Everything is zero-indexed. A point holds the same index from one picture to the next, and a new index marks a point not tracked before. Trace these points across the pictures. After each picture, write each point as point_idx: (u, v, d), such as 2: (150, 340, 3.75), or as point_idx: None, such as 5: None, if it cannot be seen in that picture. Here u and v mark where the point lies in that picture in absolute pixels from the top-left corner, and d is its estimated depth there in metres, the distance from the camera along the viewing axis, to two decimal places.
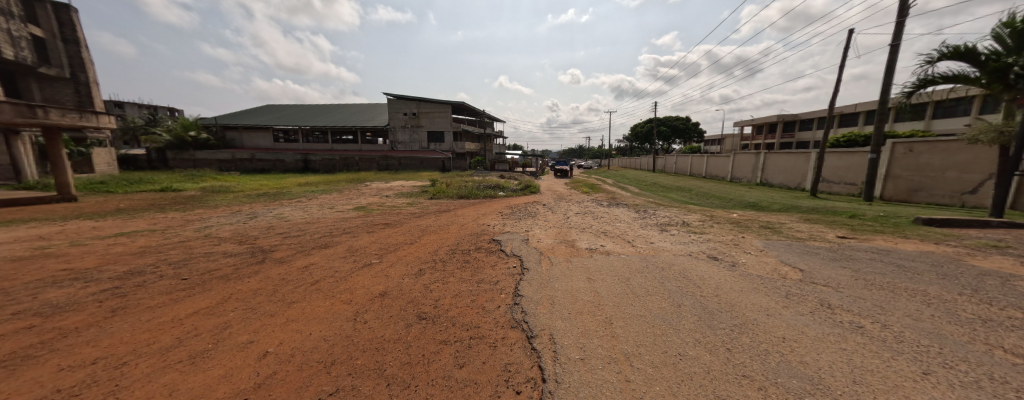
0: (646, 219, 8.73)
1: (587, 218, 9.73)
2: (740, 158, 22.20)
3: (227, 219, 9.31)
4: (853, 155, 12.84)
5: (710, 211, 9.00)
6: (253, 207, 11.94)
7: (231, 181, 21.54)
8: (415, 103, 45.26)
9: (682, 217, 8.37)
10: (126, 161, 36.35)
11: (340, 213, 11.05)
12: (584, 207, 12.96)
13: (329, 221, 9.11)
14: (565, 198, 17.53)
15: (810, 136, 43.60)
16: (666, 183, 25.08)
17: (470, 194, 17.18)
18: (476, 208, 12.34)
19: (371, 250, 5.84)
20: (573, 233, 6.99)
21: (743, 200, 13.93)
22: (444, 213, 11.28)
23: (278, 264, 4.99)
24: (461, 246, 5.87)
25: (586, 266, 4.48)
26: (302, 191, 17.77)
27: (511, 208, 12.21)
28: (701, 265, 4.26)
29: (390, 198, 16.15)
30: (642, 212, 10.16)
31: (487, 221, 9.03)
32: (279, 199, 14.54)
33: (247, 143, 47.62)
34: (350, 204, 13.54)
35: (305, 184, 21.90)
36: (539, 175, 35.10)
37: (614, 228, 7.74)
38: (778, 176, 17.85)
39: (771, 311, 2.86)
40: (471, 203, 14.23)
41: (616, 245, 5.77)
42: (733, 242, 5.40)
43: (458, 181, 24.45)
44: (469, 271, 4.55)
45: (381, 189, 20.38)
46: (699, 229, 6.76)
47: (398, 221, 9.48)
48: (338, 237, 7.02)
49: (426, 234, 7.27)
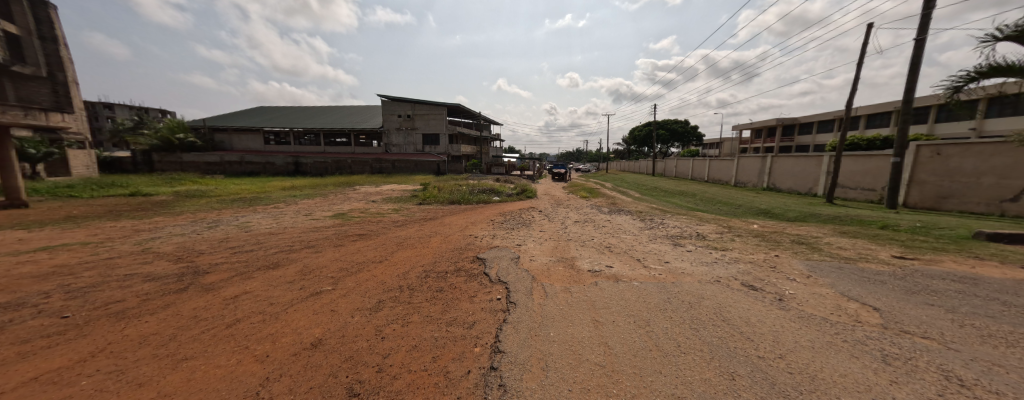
0: (654, 230, 7.76)
1: (587, 227, 8.79)
2: (744, 162, 21.37)
3: (182, 229, 8.26)
4: (872, 158, 11.98)
5: (724, 221, 8.06)
6: (221, 214, 10.90)
7: (211, 185, 20.43)
8: (409, 105, 44.28)
9: (695, 228, 7.41)
10: (108, 163, 35.13)
11: (314, 221, 10.01)
12: (583, 214, 11.97)
13: (298, 232, 8.10)
14: (563, 203, 16.55)
15: (811, 140, 43.03)
16: (667, 188, 24.23)
17: (462, 200, 16.19)
18: (466, 215, 11.33)
19: (329, 272, 4.80)
20: (572, 249, 6.01)
21: (753, 206, 13.02)
22: (430, 221, 10.28)
23: (201, 294, 3.93)
24: (438, 267, 4.83)
25: (590, 299, 3.46)
26: (282, 196, 16.76)
27: (504, 216, 11.21)
28: (741, 301, 3.28)
29: (376, 203, 15.16)
30: (648, 221, 9.21)
31: (476, 232, 8.01)
32: (255, 205, 13.54)
33: (237, 145, 46.48)
34: (330, 210, 12.51)
35: (290, 188, 20.84)
36: (536, 179, 34.15)
37: (619, 241, 6.78)
38: (787, 181, 16.98)
39: (879, 393, 1.87)
40: (461, 209, 13.23)
41: (624, 266, 4.79)
42: (767, 264, 4.43)
43: (451, 185, 23.43)
44: (440, 306, 3.51)
45: (369, 193, 19.32)
46: (718, 244, 5.80)
47: (376, 230, 8.45)
48: (296, 252, 5.97)
49: (402, 248, 6.24)
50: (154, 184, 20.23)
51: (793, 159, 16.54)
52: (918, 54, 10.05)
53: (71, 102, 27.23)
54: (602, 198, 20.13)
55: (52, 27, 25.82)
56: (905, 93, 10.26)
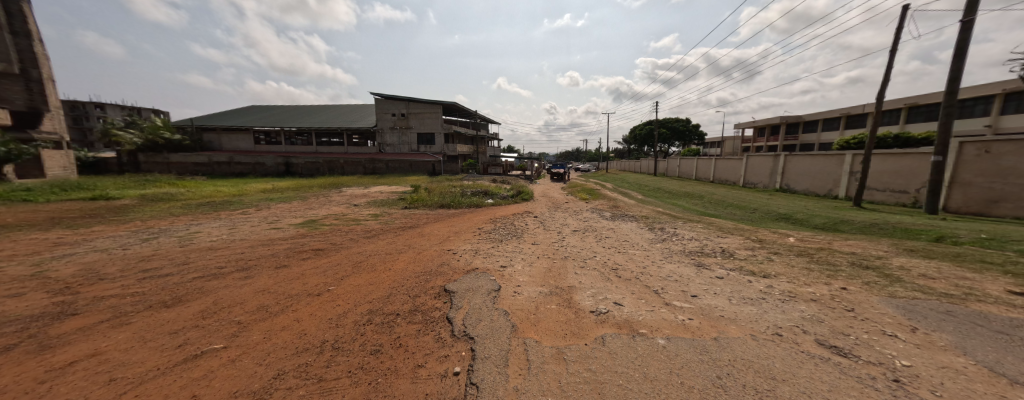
0: (667, 244, 6.53)
1: (588, 239, 7.54)
2: (754, 161, 20.15)
3: (110, 243, 7.01)
4: (904, 157, 10.77)
5: (750, 232, 6.80)
6: (172, 223, 9.61)
7: (186, 187, 19.09)
8: (404, 103, 43.04)
9: (718, 243, 6.15)
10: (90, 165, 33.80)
11: (276, 230, 8.77)
12: (583, 221, 10.71)
13: (244, 245, 6.81)
14: (561, 207, 15.31)
15: (814, 138, 41.89)
16: (671, 189, 23.00)
17: (451, 203, 14.92)
18: (451, 222, 10.05)
19: (240, 312, 3.52)
20: (570, 273, 4.74)
21: (771, 211, 11.83)
22: (409, 229, 9.00)
23: (24, 359, 2.67)
24: (388, 307, 3.55)
25: (597, 380, 2.20)
26: (256, 200, 15.50)
27: (493, 224, 9.92)
28: (840, 386, 2.02)
29: (357, 208, 13.94)
30: (658, 230, 7.99)
31: (455, 247, 6.74)
32: (220, 210, 12.27)
33: (227, 146, 45.22)
34: (301, 217, 11.22)
35: (270, 190, 19.65)
36: (534, 180, 32.91)
37: (627, 260, 5.53)
38: (802, 181, 15.78)
39: None
40: (448, 215, 11.96)
41: (638, 305, 3.53)
42: (838, 305, 3.17)
43: (443, 186, 22.24)
44: (363, 389, 2.25)
45: (353, 196, 18.03)
46: (756, 269, 4.52)
47: (343, 243, 7.22)
48: (220, 278, 4.72)
49: (359, 271, 4.97)
50: (127, 186, 18.95)
51: (810, 158, 15.32)
52: (964, 38, 8.82)
53: (46, 100, 25.85)
54: (603, 200, 18.90)
55: (24, 21, 24.33)
56: (948, 83, 9.05)
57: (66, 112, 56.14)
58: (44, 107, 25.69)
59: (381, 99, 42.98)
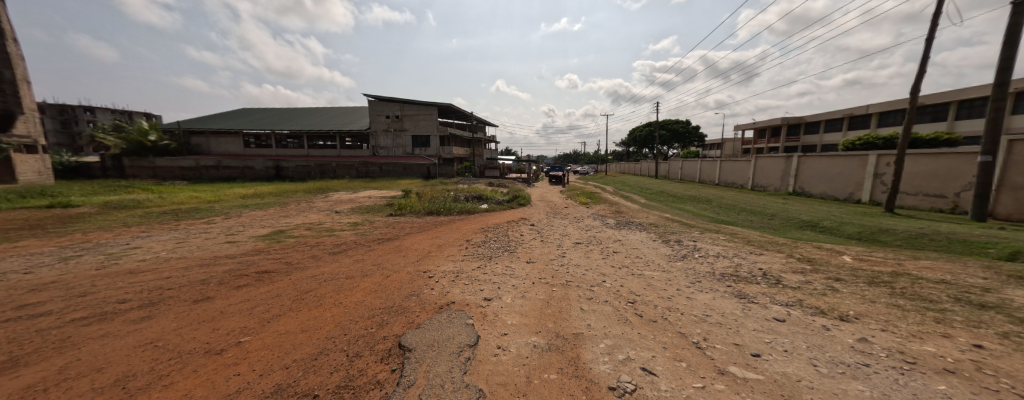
0: (691, 263, 5.36)
1: (593, 255, 6.37)
2: (763, 163, 19.12)
3: (17, 265, 5.80)
4: (941, 157, 9.74)
5: (790, 247, 5.64)
6: (115, 237, 8.37)
7: (159, 193, 17.84)
8: (397, 105, 41.90)
9: (754, 263, 5.01)
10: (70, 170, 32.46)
11: (232, 244, 7.59)
12: (585, 230, 9.54)
13: (176, 267, 5.58)
14: (560, 213, 14.13)
15: (816, 139, 41.06)
16: (675, 192, 21.97)
17: (440, 210, 13.75)
18: (436, 234, 8.84)
19: (83, 391, 2.33)
20: (573, 311, 3.58)
21: (792, 217, 10.74)
22: (386, 242, 7.81)
23: None
24: (306, 381, 2.37)
25: None
26: (229, 207, 14.26)
27: (484, 235, 8.76)
28: None
29: (338, 215, 12.78)
30: (675, 243, 6.83)
31: (434, 268, 5.54)
32: (181, 220, 11.04)
33: (216, 149, 43.95)
34: (269, 228, 10.00)
35: (250, 196, 18.40)
36: (531, 183, 31.80)
37: (644, 286, 4.38)
38: (818, 184, 14.74)
39: None
40: (435, 224, 10.77)
41: (679, 376, 2.35)
42: (1003, 386, 2.01)
43: (435, 191, 21.10)
44: None
45: (337, 202, 16.78)
46: (824, 306, 3.37)
47: (302, 262, 6.02)
48: (107, 320, 3.51)
49: (300, 307, 3.78)
50: (94, 192, 17.67)
51: (827, 159, 14.27)
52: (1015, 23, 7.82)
53: (18, 102, 24.49)
54: (604, 204, 17.85)
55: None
56: (996, 74, 8.03)
57: (55, 116, 54.56)
58: (17, 110, 24.36)
59: (374, 100, 41.87)
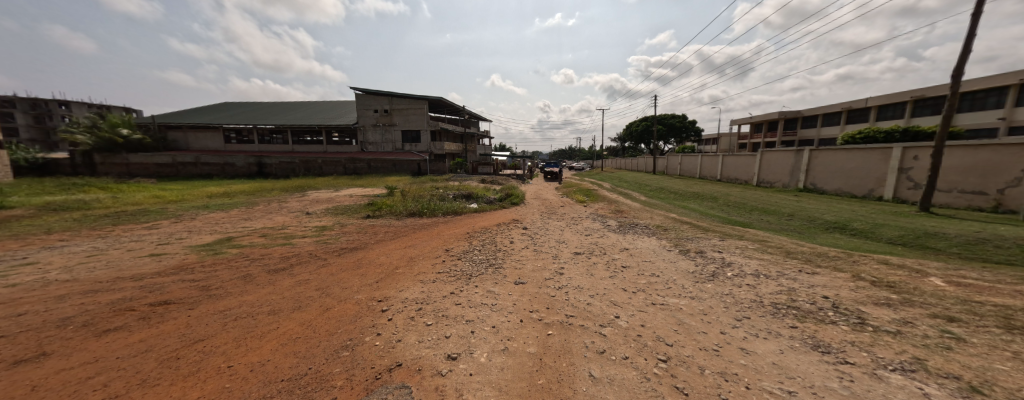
0: (726, 287, 4.13)
1: (597, 272, 5.10)
2: (770, 157, 18.06)
3: None
4: (983, 148, 8.67)
5: (846, 262, 4.45)
6: (18, 248, 6.88)
7: (115, 193, 16.13)
8: (386, 98, 40.15)
9: (810, 286, 3.81)
10: None
11: (154, 258, 6.15)
12: (584, 236, 8.29)
13: (48, 296, 4.18)
14: (556, 213, 12.87)
15: (814, 134, 40.42)
16: (677, 188, 20.91)
17: (423, 210, 12.40)
18: (411, 242, 7.54)
19: None
20: (578, 383, 2.34)
21: (816, 218, 9.61)
22: (348, 254, 6.48)
23: None
24: None
25: None
26: (187, 208, 12.74)
27: (468, 242, 7.50)
28: None
29: (308, 218, 11.41)
30: (695, 253, 5.62)
31: (394, 295, 4.22)
32: (118, 225, 9.48)
33: (195, 145, 41.81)
34: (218, 234, 8.58)
35: (219, 196, 16.85)
36: (526, 180, 30.54)
37: (674, 329, 3.15)
38: (833, 180, 13.71)
39: None
40: (414, 228, 9.44)
41: None
42: None
43: (423, 188, 19.74)
44: None
45: (312, 202, 15.32)
46: (971, 376, 2.15)
47: (227, 284, 4.67)
48: None
49: (159, 378, 2.46)
50: (45, 192, 15.97)
51: (843, 152, 13.22)
52: None
53: None
54: (603, 202, 16.69)
55: None
56: None
57: (27, 111, 51.40)
58: None
59: (361, 94, 40.11)
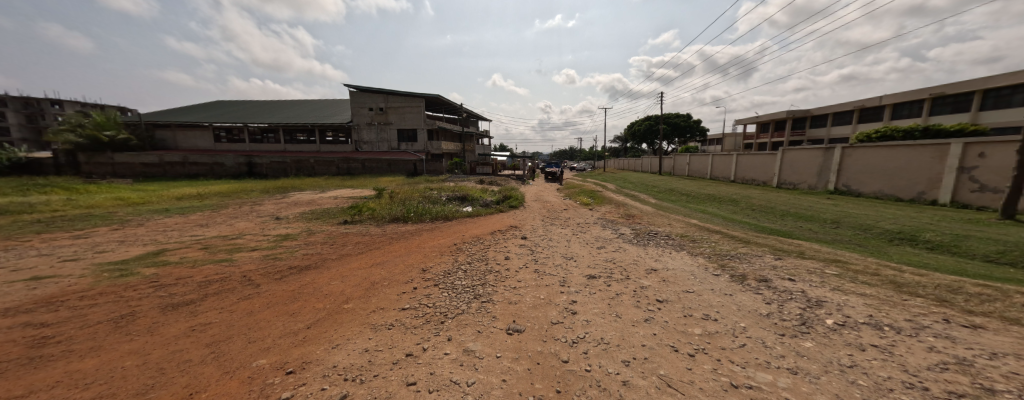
0: (840, 351, 2.60)
1: (626, 312, 3.60)
2: (792, 156, 16.56)
3: None
4: None
5: (1007, 304, 2.97)
6: None
7: (74, 195, 14.66)
8: (381, 96, 38.67)
9: (994, 358, 2.30)
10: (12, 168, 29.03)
11: (30, 283, 4.64)
12: (596, 249, 6.80)
13: None
14: (559, 219, 11.34)
15: (824, 133, 38.74)
16: (688, 190, 19.44)
17: (408, 215, 10.88)
18: (381, 258, 6.02)
19: None
20: None
21: (871, 226, 8.07)
22: (293, 277, 4.93)
23: None
24: None
25: None
26: (142, 213, 11.27)
27: (453, 260, 6.02)
28: None
29: (277, 224, 9.96)
30: (757, 280, 4.11)
31: (319, 359, 2.70)
32: (41, 233, 7.98)
33: (184, 144, 40.44)
34: (153, 246, 7.12)
35: (189, 198, 15.41)
36: (526, 181, 29.04)
37: None
38: (873, 181, 12.19)
39: None
40: (392, 238, 7.97)
41: None
42: None
43: (414, 190, 18.27)
44: None
45: (290, 205, 13.86)
46: None
47: (78, 337, 3.11)
48: None
49: None
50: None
51: (885, 150, 11.72)
52: None
53: None
54: (609, 205, 15.26)
55: None
56: None
57: (19, 110, 49.60)
58: None
59: (356, 92, 38.67)
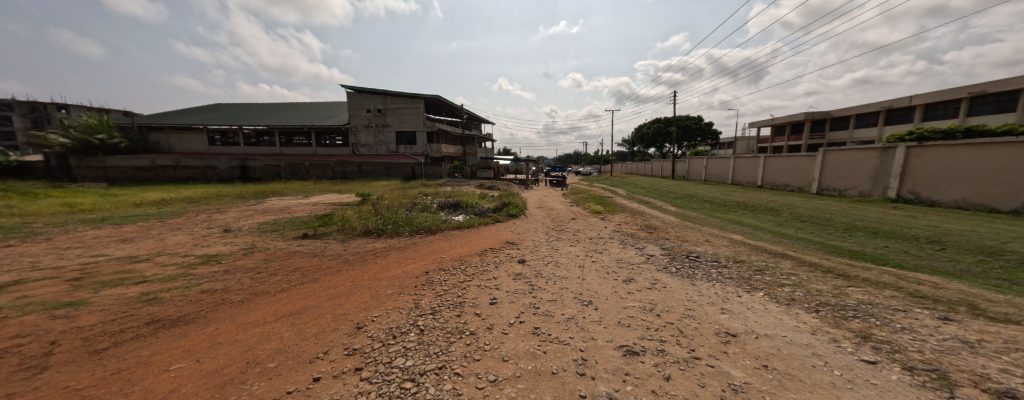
0: None
1: None
2: (837, 156, 14.25)
3: None
4: None
5: None
6: None
7: (17, 201, 12.91)
8: (379, 97, 37.16)
9: None
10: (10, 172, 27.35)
11: None
12: (623, 285, 4.71)
13: None
14: (566, 232, 9.31)
15: (845, 135, 35.75)
16: (712, 196, 17.25)
17: (384, 226, 8.94)
18: (305, 303, 3.99)
19: None
20: None
21: (1001, 249, 5.85)
22: (126, 347, 2.92)
23: None
24: None
25: None
26: (69, 222, 9.43)
27: (413, 306, 3.94)
28: None
29: (221, 238, 8.12)
30: (988, 393, 1.99)
31: None
32: None
33: (178, 147, 39.24)
34: (12, 274, 5.19)
35: (148, 204, 13.63)
36: (530, 186, 27.05)
37: None
38: (955, 186, 9.91)
39: None
40: (345, 263, 5.95)
41: None
42: None
43: (404, 196, 16.37)
44: None
45: (256, 213, 12.06)
46: None
47: None
48: None
49: None
50: None
51: (973, 148, 9.44)
52: None
53: None
54: (623, 213, 13.18)
55: None
56: None
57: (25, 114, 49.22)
58: None
59: (354, 93, 37.24)
